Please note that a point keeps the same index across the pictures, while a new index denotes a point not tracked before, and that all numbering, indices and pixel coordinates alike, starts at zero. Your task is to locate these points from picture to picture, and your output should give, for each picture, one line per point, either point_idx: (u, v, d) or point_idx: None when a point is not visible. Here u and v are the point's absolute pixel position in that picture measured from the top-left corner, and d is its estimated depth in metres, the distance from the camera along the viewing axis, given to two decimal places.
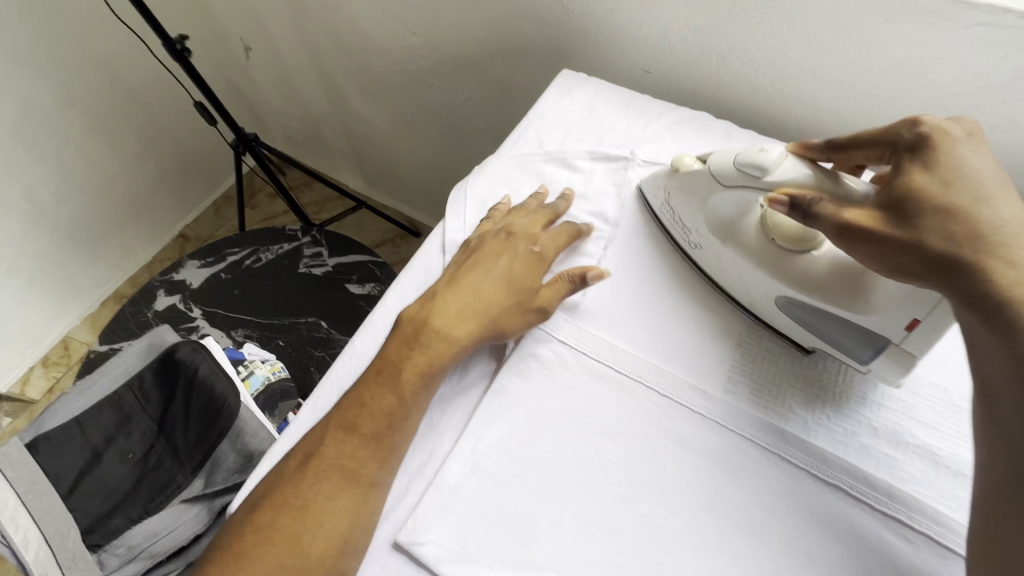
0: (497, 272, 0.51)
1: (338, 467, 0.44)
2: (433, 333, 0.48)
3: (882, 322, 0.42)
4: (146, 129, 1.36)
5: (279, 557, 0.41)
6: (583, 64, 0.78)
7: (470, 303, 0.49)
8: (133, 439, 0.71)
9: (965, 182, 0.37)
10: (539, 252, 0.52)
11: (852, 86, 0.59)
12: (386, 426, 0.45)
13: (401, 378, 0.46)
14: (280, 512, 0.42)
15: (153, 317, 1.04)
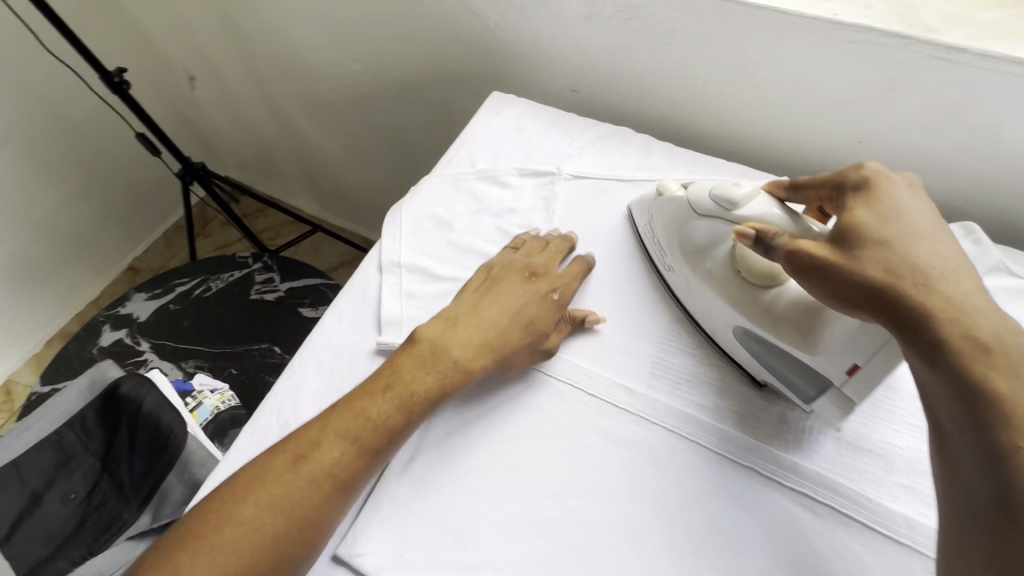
0: (520, 304, 0.51)
1: (331, 477, 0.42)
2: (451, 359, 0.47)
3: (829, 363, 0.43)
4: (88, 163, 1.33)
5: (238, 547, 0.39)
6: (515, 85, 0.82)
7: (492, 330, 0.49)
8: (75, 479, 0.69)
9: (901, 220, 0.39)
10: (557, 296, 0.53)
11: (753, 98, 0.64)
12: (385, 442, 0.44)
13: (414, 398, 0.46)
14: (248, 508, 0.40)
15: (98, 353, 1.02)
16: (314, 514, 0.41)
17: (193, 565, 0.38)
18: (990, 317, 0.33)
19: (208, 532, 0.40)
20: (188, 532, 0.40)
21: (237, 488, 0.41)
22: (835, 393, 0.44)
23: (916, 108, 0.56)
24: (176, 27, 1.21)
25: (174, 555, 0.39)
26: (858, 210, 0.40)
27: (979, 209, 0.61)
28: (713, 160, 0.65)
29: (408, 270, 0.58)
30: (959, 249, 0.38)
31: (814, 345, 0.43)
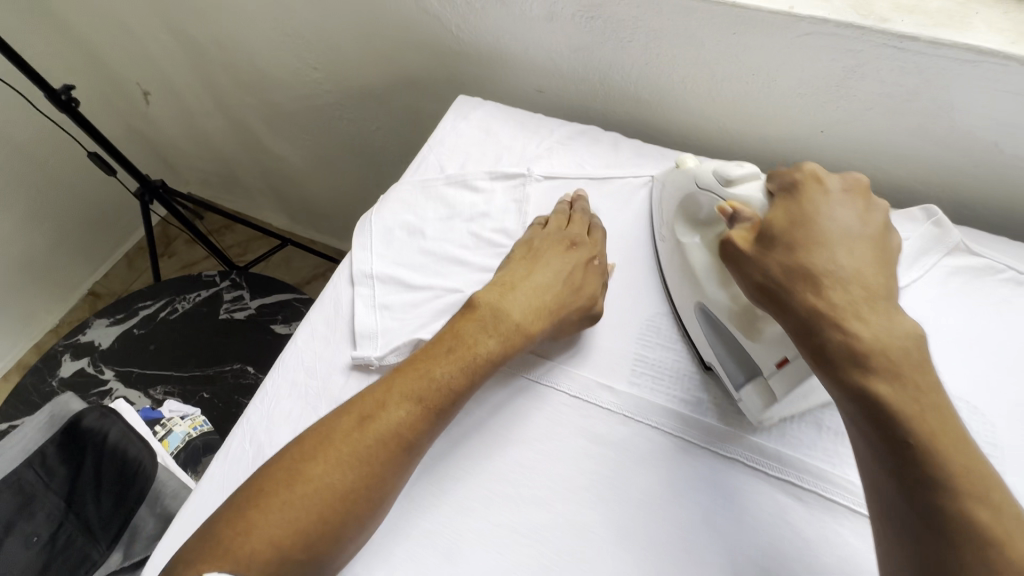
0: (568, 270, 0.53)
1: (395, 434, 0.43)
2: (507, 321, 0.49)
3: (761, 351, 0.45)
4: (38, 186, 1.27)
5: (306, 498, 0.40)
6: (481, 87, 0.82)
7: (543, 296, 0.51)
8: (37, 521, 0.65)
9: (815, 226, 0.42)
10: (598, 257, 0.55)
11: (717, 93, 0.65)
12: (448, 400, 0.45)
13: (473, 357, 0.47)
14: (316, 466, 0.41)
15: (58, 385, 0.97)
16: (380, 471, 0.42)
17: (266, 520, 0.39)
18: (873, 325, 0.37)
19: (276, 491, 0.40)
20: (257, 488, 0.41)
21: (305, 448, 0.42)
22: (761, 381, 0.45)
23: (872, 96, 0.57)
24: (125, 40, 1.17)
25: (245, 513, 0.40)
26: (783, 212, 0.44)
27: (939, 190, 0.63)
28: (681, 155, 0.65)
29: (380, 280, 0.56)
30: (869, 256, 0.41)
31: (756, 331, 0.46)
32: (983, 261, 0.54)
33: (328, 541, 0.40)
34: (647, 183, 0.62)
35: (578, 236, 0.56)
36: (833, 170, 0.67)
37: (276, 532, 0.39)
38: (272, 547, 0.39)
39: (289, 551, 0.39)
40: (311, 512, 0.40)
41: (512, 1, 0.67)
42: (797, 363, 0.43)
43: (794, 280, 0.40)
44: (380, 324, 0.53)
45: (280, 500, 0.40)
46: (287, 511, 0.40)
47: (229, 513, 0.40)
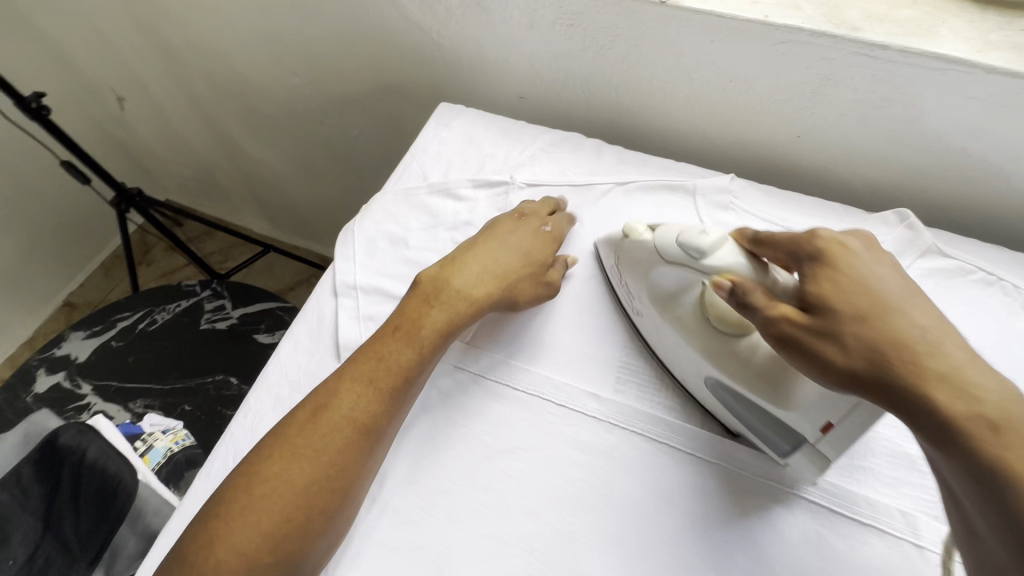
0: (517, 243, 0.54)
1: (351, 418, 0.43)
2: (457, 304, 0.50)
3: (799, 421, 0.41)
4: (9, 195, 1.24)
5: (269, 497, 0.40)
6: (463, 94, 0.82)
7: (489, 268, 0.52)
8: (14, 544, 0.63)
9: (868, 288, 0.38)
10: (551, 231, 0.56)
11: (696, 100, 0.66)
12: (402, 380, 0.46)
13: (420, 333, 0.48)
14: (276, 467, 0.41)
15: (34, 400, 0.94)
16: (341, 459, 0.42)
17: (230, 529, 0.39)
18: (984, 386, 0.32)
19: (239, 498, 0.40)
20: (226, 498, 0.41)
21: (263, 452, 0.42)
22: (809, 448, 0.42)
23: (846, 103, 0.59)
24: (96, 45, 1.14)
25: (213, 523, 0.40)
26: (823, 272, 0.39)
27: (912, 193, 0.64)
28: (662, 161, 0.66)
29: (364, 292, 0.56)
30: (931, 312, 0.37)
31: (788, 400, 0.41)
32: (954, 262, 0.56)
33: (300, 538, 0.40)
34: (628, 189, 0.63)
35: (534, 210, 0.58)
36: (809, 173, 0.68)
37: (243, 539, 0.39)
38: (241, 554, 0.38)
39: (260, 556, 0.38)
40: (276, 511, 0.40)
41: (492, 9, 0.67)
42: (843, 426, 0.39)
43: (881, 353, 0.35)
44: (365, 336, 0.53)
45: (244, 505, 0.40)
46: (253, 516, 0.39)
47: (201, 530, 0.40)
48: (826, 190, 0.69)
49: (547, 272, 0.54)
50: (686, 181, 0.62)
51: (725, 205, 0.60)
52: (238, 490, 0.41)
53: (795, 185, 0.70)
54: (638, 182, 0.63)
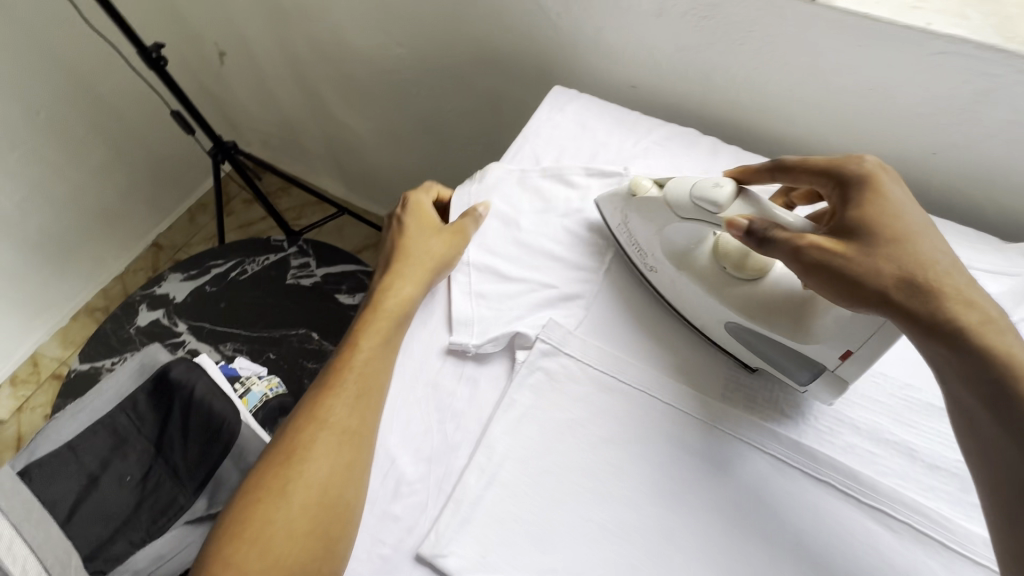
0: (411, 234, 0.59)
1: (313, 421, 0.48)
2: (393, 289, 0.55)
3: (818, 350, 0.46)
4: (115, 137, 1.32)
5: (266, 511, 0.43)
6: (570, 77, 0.80)
7: (404, 265, 0.57)
8: (130, 462, 0.69)
9: (935, 270, 0.41)
10: (420, 208, 0.62)
11: (826, 106, 0.63)
12: (360, 379, 0.50)
13: (360, 339, 0.52)
14: (270, 490, 0.44)
15: (135, 332, 1.01)
16: (312, 457, 0.46)
17: (235, 551, 0.42)
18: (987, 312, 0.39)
19: (237, 524, 0.43)
20: (226, 529, 0.44)
21: (251, 483, 0.45)
22: (826, 375, 0.47)
23: (998, 122, 0.55)
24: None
25: (223, 551, 0.42)
26: (888, 249, 0.42)
27: None
28: None
29: (477, 269, 0.57)
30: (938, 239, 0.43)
31: (808, 333, 0.46)
32: None
33: (309, 548, 0.42)
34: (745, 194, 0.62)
35: (413, 202, 0.62)
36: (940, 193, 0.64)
37: (254, 558, 0.42)
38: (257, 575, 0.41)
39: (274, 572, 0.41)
40: (274, 521, 0.43)
41: None
42: (862, 352, 0.44)
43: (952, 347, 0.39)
44: (479, 312, 0.55)
45: (246, 525, 0.43)
46: (255, 533, 0.42)
47: (217, 562, 0.42)
48: (956, 213, 0.64)
49: (466, 229, 0.58)
50: None
51: None
52: (235, 515, 0.44)
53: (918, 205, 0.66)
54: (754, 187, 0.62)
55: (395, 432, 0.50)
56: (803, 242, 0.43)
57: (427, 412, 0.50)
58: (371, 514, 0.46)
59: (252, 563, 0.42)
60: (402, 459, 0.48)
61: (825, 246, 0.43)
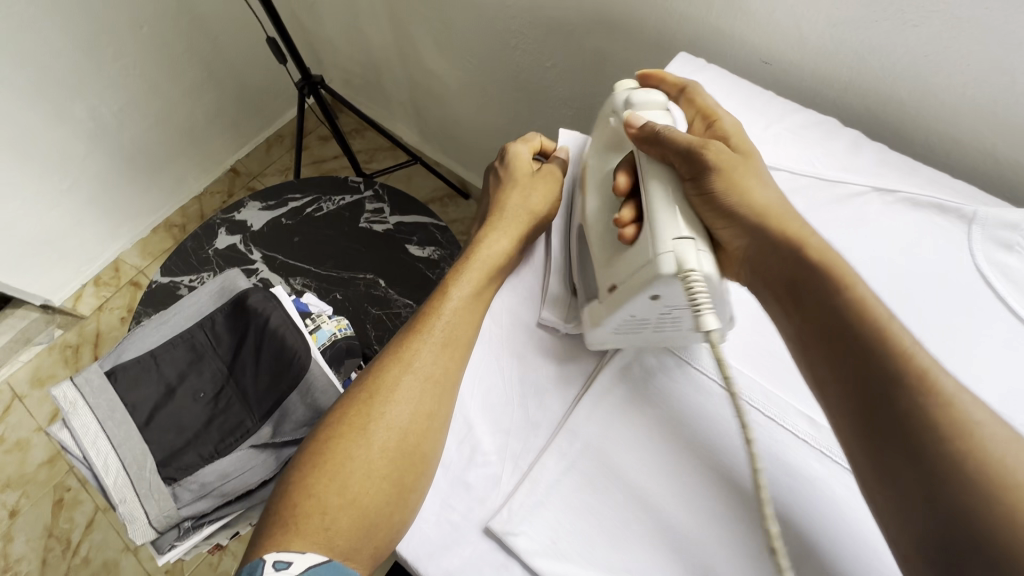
0: (507, 189, 0.57)
1: (396, 361, 0.47)
2: (485, 237, 0.53)
3: (601, 277, 0.47)
4: (208, 57, 1.33)
5: (347, 447, 0.43)
6: (695, 46, 0.72)
7: (498, 219, 0.55)
8: (204, 379, 0.72)
9: (787, 208, 0.46)
10: (512, 161, 0.59)
11: (1004, 109, 0.54)
12: (449, 329, 0.48)
13: (450, 287, 0.50)
14: (350, 426, 0.44)
15: (213, 254, 1.04)
16: (394, 399, 0.45)
17: (315, 484, 0.41)
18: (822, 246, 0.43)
19: (318, 456, 0.43)
20: (305, 462, 0.43)
21: (334, 416, 0.45)
22: (594, 305, 0.48)
23: None
24: None
25: (303, 481, 0.42)
26: (748, 181, 0.47)
27: None
28: (936, 174, 0.56)
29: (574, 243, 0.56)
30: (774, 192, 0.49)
31: (604, 266, 0.47)
32: None
33: (386, 493, 0.42)
34: (887, 199, 0.55)
35: (511, 152, 0.60)
36: None
37: (333, 494, 0.41)
38: (333, 513, 0.40)
39: (350, 511, 0.41)
40: (355, 460, 0.42)
41: None
42: (622, 289, 0.44)
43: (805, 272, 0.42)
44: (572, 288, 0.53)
45: (326, 459, 0.42)
46: (336, 468, 0.42)
47: (293, 490, 0.42)
48: None
49: (556, 184, 0.57)
50: (962, 205, 0.53)
51: (1009, 244, 0.51)
52: (316, 448, 0.43)
53: None
54: (899, 193, 0.55)
55: (476, 398, 0.48)
56: (675, 137, 0.47)
57: (510, 383, 0.49)
58: (444, 477, 0.45)
59: (329, 495, 0.41)
60: (480, 428, 0.47)
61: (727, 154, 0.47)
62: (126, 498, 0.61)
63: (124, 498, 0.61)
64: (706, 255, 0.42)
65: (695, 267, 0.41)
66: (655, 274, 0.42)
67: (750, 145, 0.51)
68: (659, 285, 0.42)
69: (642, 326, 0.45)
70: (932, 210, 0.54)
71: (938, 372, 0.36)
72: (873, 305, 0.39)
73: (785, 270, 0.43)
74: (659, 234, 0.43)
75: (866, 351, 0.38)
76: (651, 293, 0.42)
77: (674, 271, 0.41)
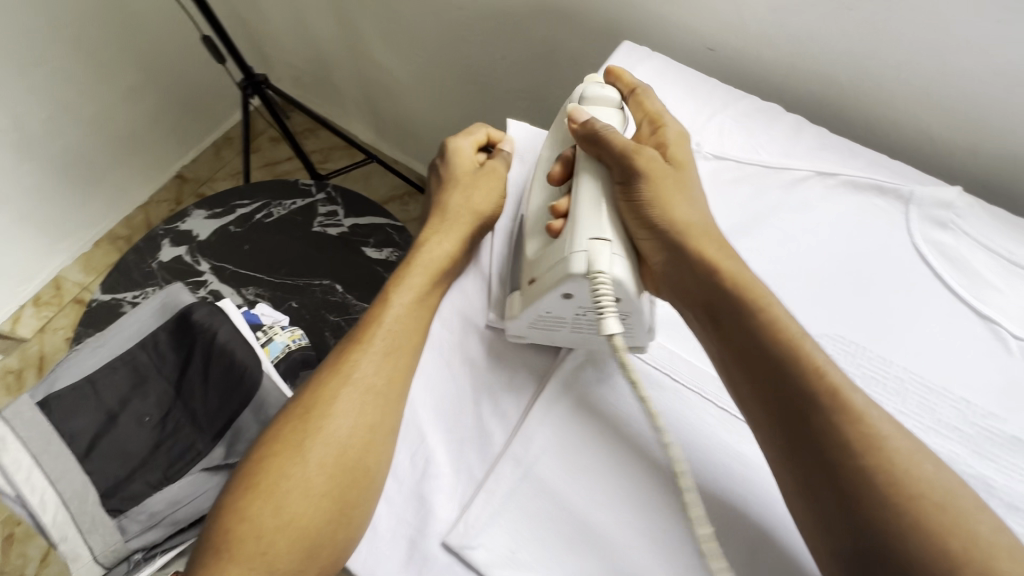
0: (451, 190, 0.55)
1: (334, 372, 0.45)
2: (428, 242, 0.52)
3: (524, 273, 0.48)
4: (143, 59, 1.26)
5: (281, 466, 0.41)
6: (641, 33, 0.71)
7: (440, 223, 0.53)
8: (149, 402, 0.68)
9: (710, 232, 0.46)
10: (455, 160, 0.57)
11: (937, 89, 0.56)
12: (390, 338, 0.46)
13: (391, 293, 0.49)
14: (286, 444, 0.42)
15: (157, 268, 0.99)
16: (333, 412, 0.43)
17: (252, 506, 0.39)
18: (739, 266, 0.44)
19: (252, 478, 0.41)
20: (241, 484, 0.41)
21: (271, 435, 0.43)
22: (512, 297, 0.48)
23: None
24: None
25: (237, 506, 0.40)
26: (676, 196, 0.47)
27: None
28: (874, 156, 0.57)
29: None
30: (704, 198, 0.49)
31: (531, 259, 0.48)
32: None
33: (327, 513, 0.40)
34: (829, 182, 0.56)
35: (453, 149, 0.58)
36: None
37: (269, 517, 0.39)
38: (269, 536, 0.39)
39: (289, 533, 0.39)
40: (290, 480, 0.40)
41: None
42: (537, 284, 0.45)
43: (721, 294, 0.43)
44: None
45: (261, 480, 0.40)
46: (272, 488, 0.40)
47: (229, 514, 0.40)
48: None
49: (499, 181, 0.56)
50: (900, 185, 0.54)
51: (943, 223, 0.52)
52: (251, 468, 0.42)
53: (1016, 211, 0.59)
54: (841, 176, 0.56)
55: (428, 407, 0.47)
56: (615, 139, 0.48)
57: (463, 391, 0.47)
58: (398, 492, 0.44)
59: (263, 517, 0.39)
60: (434, 438, 0.45)
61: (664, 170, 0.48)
62: (68, 535, 0.57)
63: (66, 535, 0.57)
64: (620, 258, 0.43)
65: (605, 270, 0.42)
66: (567, 271, 0.42)
67: (690, 159, 0.51)
68: (570, 283, 0.43)
69: (559, 325, 0.46)
70: (872, 191, 0.55)
71: (848, 389, 0.38)
72: (786, 321, 0.41)
73: (699, 287, 0.44)
74: (578, 232, 0.44)
75: (780, 369, 0.39)
76: (562, 292, 0.43)
77: (584, 271, 0.42)
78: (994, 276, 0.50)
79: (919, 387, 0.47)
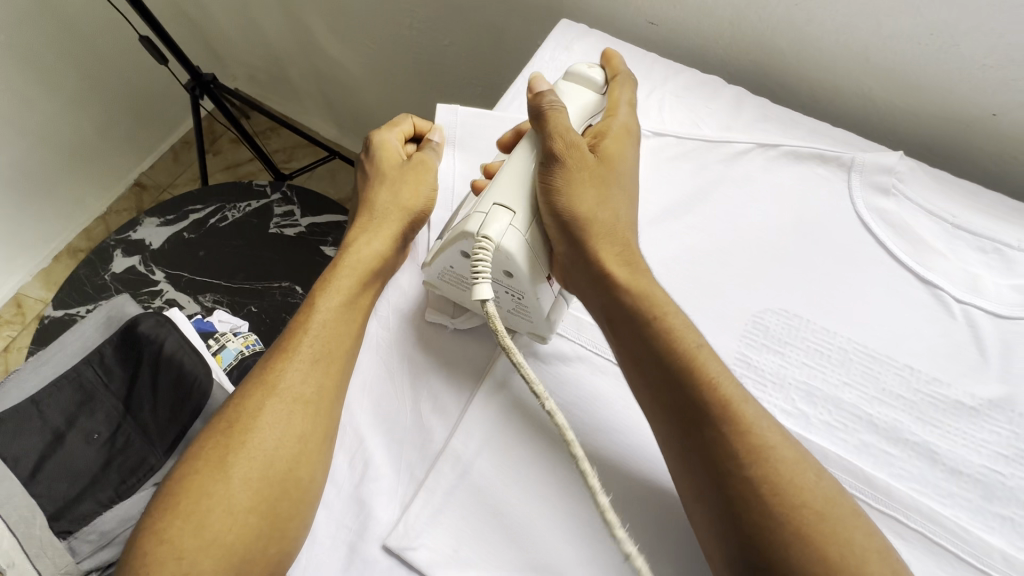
0: (377, 186, 0.53)
1: (260, 383, 0.43)
2: (356, 240, 0.50)
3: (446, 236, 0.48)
4: (87, 65, 1.22)
5: (202, 484, 0.39)
6: (582, 10, 0.69)
7: (367, 221, 0.51)
8: (98, 419, 0.65)
9: (620, 235, 0.45)
10: (381, 154, 0.55)
11: (875, 53, 0.55)
12: (318, 344, 0.45)
13: (317, 297, 0.47)
14: (208, 459, 0.40)
15: (110, 279, 0.96)
16: (257, 425, 0.41)
17: (170, 529, 0.38)
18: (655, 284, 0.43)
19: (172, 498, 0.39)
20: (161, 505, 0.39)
21: (194, 451, 0.41)
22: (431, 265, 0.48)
23: None
24: None
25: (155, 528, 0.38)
26: (591, 189, 0.45)
27: None
28: (817, 125, 0.56)
29: None
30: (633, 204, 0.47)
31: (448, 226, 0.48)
32: None
33: (254, 529, 0.38)
34: (772, 153, 0.55)
35: (379, 142, 0.56)
36: (1003, 162, 0.56)
37: (188, 537, 0.37)
38: (191, 555, 0.37)
39: (213, 553, 0.37)
40: (212, 498, 0.39)
41: None
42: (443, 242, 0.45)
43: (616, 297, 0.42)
44: None
45: (179, 501, 0.39)
46: (192, 507, 0.38)
47: (148, 537, 0.38)
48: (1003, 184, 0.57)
49: (429, 172, 0.54)
50: (842, 152, 0.53)
51: (886, 188, 0.52)
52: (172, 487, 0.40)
53: (962, 172, 0.59)
54: (783, 146, 0.55)
55: (365, 409, 0.45)
56: (554, 117, 0.46)
57: (402, 390, 0.46)
58: (338, 497, 0.43)
59: (182, 538, 0.38)
60: (373, 440, 0.44)
61: (591, 163, 0.46)
62: (15, 562, 0.53)
63: (12, 562, 0.53)
64: (516, 232, 0.42)
65: (491, 236, 0.41)
66: (462, 228, 0.42)
67: (632, 154, 0.49)
68: (462, 240, 0.42)
69: (461, 283, 0.46)
70: (814, 160, 0.54)
71: (743, 402, 0.38)
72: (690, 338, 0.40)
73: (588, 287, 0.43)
74: (493, 194, 0.44)
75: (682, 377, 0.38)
76: (459, 249, 0.43)
77: (475, 230, 0.41)
78: (936, 240, 0.50)
79: (863, 356, 0.46)
